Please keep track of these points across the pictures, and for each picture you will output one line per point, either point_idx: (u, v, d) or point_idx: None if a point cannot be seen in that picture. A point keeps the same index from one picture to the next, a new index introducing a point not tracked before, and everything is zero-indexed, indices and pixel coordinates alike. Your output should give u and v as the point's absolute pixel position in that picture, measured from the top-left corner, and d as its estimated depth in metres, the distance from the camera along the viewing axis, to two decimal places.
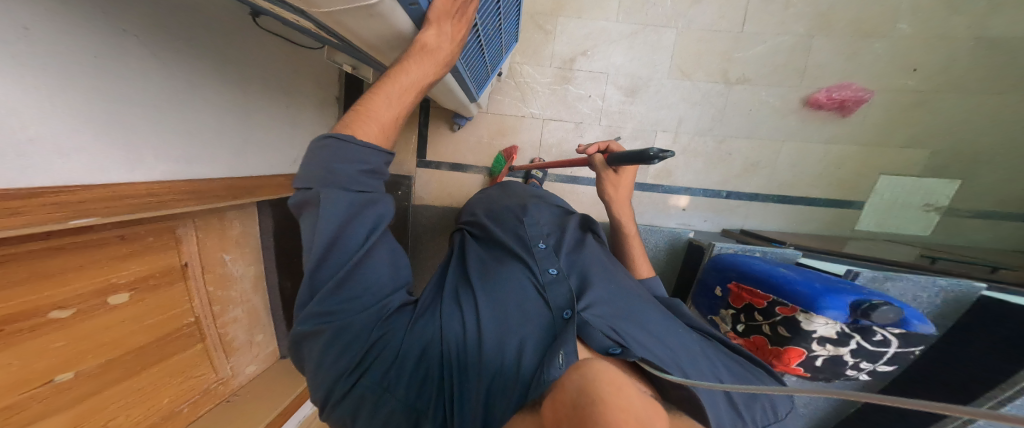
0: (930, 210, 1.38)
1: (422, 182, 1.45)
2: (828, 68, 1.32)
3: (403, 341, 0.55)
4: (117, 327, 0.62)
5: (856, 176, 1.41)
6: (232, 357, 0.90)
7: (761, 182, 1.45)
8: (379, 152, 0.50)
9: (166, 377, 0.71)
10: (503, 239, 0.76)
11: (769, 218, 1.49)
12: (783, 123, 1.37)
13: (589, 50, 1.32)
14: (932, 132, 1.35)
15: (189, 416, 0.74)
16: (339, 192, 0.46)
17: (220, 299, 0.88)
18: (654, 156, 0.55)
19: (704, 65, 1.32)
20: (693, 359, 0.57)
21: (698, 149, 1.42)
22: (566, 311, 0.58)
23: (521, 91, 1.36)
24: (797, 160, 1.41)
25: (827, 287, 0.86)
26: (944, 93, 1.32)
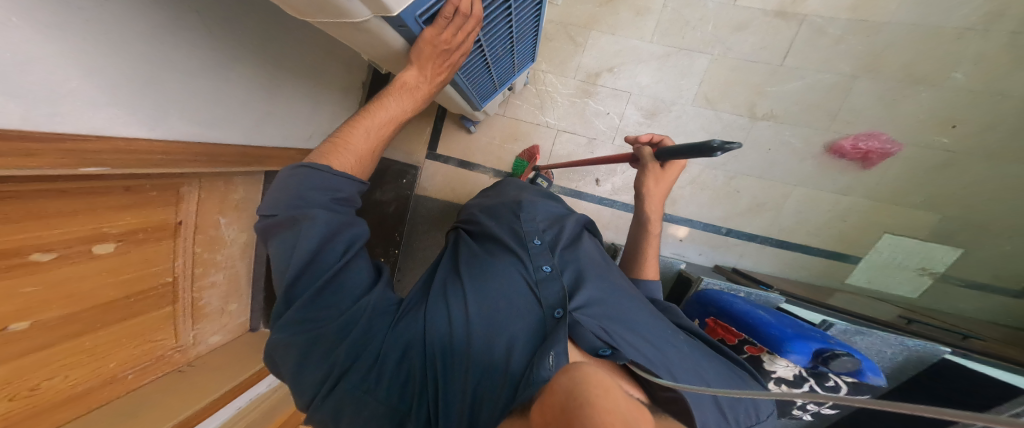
0: (924, 273, 1.40)
1: (428, 173, 1.41)
2: (861, 114, 1.29)
3: (384, 342, 0.51)
4: (89, 277, 0.56)
5: (859, 231, 1.40)
6: (198, 324, 0.84)
7: (765, 223, 1.44)
8: (354, 181, 0.51)
9: (124, 339, 0.64)
10: (495, 231, 0.71)
11: (763, 260, 1.48)
12: (795, 168, 1.35)
13: (616, 67, 1.31)
14: (954, 194, 1.32)
15: (131, 384, 0.64)
16: (320, 212, 0.45)
17: (204, 262, 0.85)
18: (715, 149, 0.47)
19: (732, 96, 1.30)
20: (687, 362, 0.52)
21: (707, 182, 1.41)
22: (557, 309, 0.53)
23: (541, 99, 1.36)
24: (806, 206, 1.40)
25: (796, 332, 0.84)
26: (973, 158, 1.29)
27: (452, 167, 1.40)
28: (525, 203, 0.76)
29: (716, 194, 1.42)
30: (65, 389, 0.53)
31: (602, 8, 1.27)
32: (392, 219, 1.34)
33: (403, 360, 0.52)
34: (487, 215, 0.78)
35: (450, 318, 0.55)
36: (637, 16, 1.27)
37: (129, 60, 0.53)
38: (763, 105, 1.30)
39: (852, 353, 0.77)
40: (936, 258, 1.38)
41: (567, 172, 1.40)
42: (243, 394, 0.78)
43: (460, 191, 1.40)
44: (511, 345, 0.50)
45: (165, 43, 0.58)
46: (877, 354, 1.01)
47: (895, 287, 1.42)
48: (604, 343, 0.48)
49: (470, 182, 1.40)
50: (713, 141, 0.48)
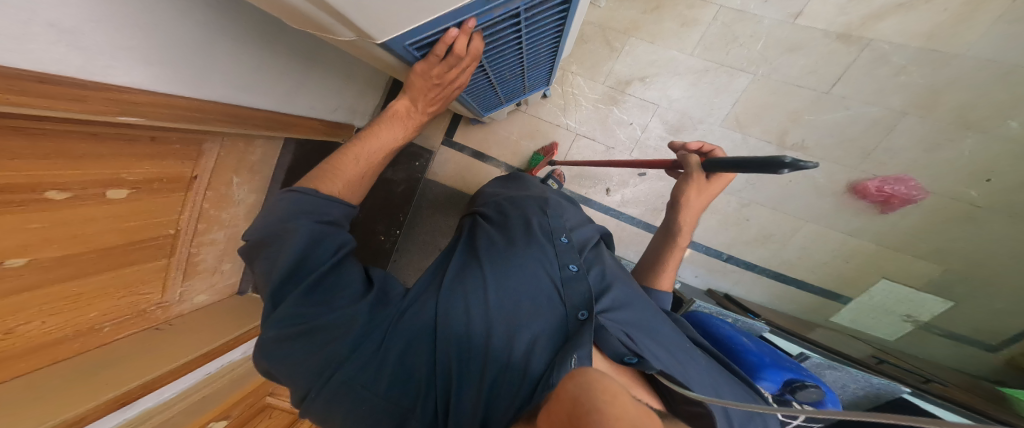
0: (908, 321, 1.42)
1: (440, 159, 1.40)
2: (897, 157, 1.25)
3: (386, 336, 0.50)
4: (100, 220, 0.54)
5: (858, 274, 1.40)
6: (187, 281, 0.81)
7: (767, 254, 1.44)
8: (340, 204, 0.53)
9: (113, 287, 0.60)
10: (517, 225, 0.69)
11: (755, 290, 1.49)
12: (807, 207, 1.36)
13: (648, 77, 1.30)
14: (971, 250, 1.30)
15: (107, 337, 0.60)
16: (303, 223, 0.46)
17: (209, 218, 0.84)
18: (788, 164, 0.44)
19: (764, 121, 1.28)
20: (707, 375, 0.52)
21: (719, 206, 1.40)
22: (581, 311, 0.52)
23: (565, 100, 1.35)
24: (811, 243, 1.40)
25: (773, 361, 0.77)
26: (996, 216, 1.26)
27: (466, 156, 1.39)
28: (552, 203, 0.76)
29: (724, 219, 1.41)
30: (40, 337, 0.47)
31: (646, 14, 1.24)
32: (399, 199, 1.31)
33: (412, 353, 0.51)
34: (508, 207, 0.76)
35: (467, 311, 0.54)
36: (682, 26, 1.23)
37: (188, 28, 0.53)
38: (794, 135, 1.29)
39: (821, 385, 0.71)
40: (924, 307, 1.39)
41: (579, 177, 1.39)
42: (214, 361, 0.76)
43: (471, 181, 1.39)
44: (534, 344, 0.49)
45: (223, 8, 0.57)
46: (841, 387, 1.07)
47: (876, 329, 1.46)
48: (632, 351, 0.46)
49: (481, 175, 1.41)
50: (783, 156, 0.44)
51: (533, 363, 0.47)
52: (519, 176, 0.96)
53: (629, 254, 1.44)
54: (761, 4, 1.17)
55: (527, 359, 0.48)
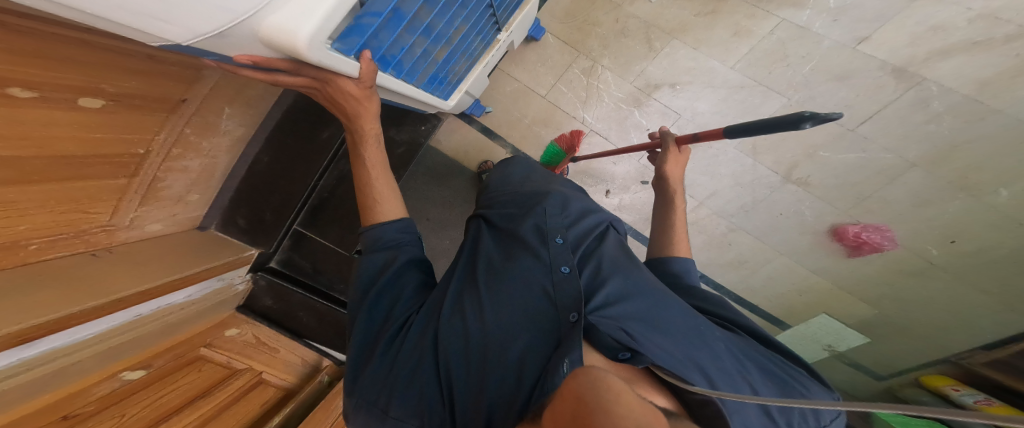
0: (827, 350, 1.57)
1: (448, 128, 1.40)
2: (884, 208, 1.38)
3: (404, 354, 0.59)
4: (63, 124, 0.45)
5: (807, 308, 1.55)
6: (143, 207, 0.72)
7: (736, 278, 1.55)
8: (381, 228, 0.70)
9: (55, 203, 0.50)
10: (513, 226, 0.69)
11: None
12: (785, 240, 1.46)
13: (680, 85, 1.32)
14: (927, 306, 1.40)
15: (37, 256, 0.52)
16: (373, 257, 0.68)
17: (187, 144, 0.75)
18: (815, 117, 0.57)
19: (779, 151, 1.38)
20: (722, 363, 0.51)
21: (706, 226, 1.49)
22: (573, 314, 0.51)
23: (588, 93, 1.35)
24: (779, 274, 1.52)
25: None
26: (954, 276, 1.37)
27: (471, 129, 1.40)
28: (552, 195, 0.73)
29: (709, 240, 1.50)
30: None
31: (698, 18, 1.29)
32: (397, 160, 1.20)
33: (422, 365, 0.58)
34: (512, 204, 0.77)
35: (466, 322, 0.58)
36: (733, 36, 1.29)
37: None
38: (802, 169, 1.39)
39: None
40: (843, 338, 1.52)
41: (583, 174, 1.40)
42: (148, 303, 0.69)
43: (473, 157, 1.40)
44: (526, 349, 0.50)
45: None
46: None
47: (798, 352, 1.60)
48: (624, 346, 0.46)
49: (485, 152, 1.40)
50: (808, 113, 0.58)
51: (527, 365, 0.48)
52: (529, 163, 0.91)
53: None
54: (827, 23, 1.26)
55: (520, 364, 0.49)
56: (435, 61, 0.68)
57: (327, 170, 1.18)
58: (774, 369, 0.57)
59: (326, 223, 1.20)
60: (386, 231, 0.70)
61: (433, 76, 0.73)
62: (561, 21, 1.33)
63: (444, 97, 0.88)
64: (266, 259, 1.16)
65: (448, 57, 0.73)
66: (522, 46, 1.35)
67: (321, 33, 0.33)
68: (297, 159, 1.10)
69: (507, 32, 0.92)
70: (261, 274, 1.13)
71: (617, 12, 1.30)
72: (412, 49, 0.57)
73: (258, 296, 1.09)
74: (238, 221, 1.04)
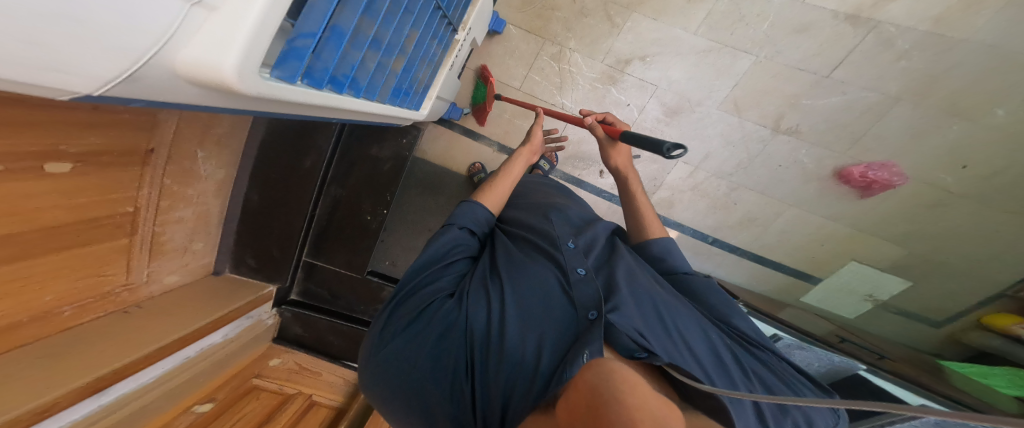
0: (868, 300, 1.51)
1: (429, 136, 1.42)
2: (883, 144, 1.31)
3: (428, 323, 0.58)
4: (37, 194, 0.47)
5: (832, 257, 1.49)
6: (153, 262, 0.77)
7: (748, 238, 1.51)
8: (484, 209, 0.74)
9: (65, 269, 0.55)
10: (535, 230, 0.73)
11: (738, 272, 1.56)
12: (793, 191, 1.41)
13: (649, 57, 1.28)
14: (942, 236, 1.39)
15: (67, 323, 0.57)
16: (457, 229, 0.69)
17: (172, 195, 0.77)
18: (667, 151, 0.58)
19: (762, 106, 1.31)
20: (721, 372, 0.54)
21: (708, 190, 1.44)
22: (591, 312, 0.54)
23: (561, 78, 1.33)
24: (791, 227, 1.47)
25: None
26: (967, 202, 1.34)
27: (456, 134, 1.42)
28: (563, 207, 0.79)
29: (713, 203, 1.46)
30: None
31: None
32: (384, 178, 1.22)
33: (445, 338, 0.57)
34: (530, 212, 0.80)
35: (489, 308, 0.58)
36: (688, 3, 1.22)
37: None
38: (790, 118, 1.31)
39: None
40: (882, 286, 1.48)
41: (573, 158, 1.39)
42: (194, 345, 0.76)
43: (458, 161, 1.43)
44: (541, 344, 0.51)
45: None
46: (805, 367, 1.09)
47: (838, 307, 1.54)
48: (641, 346, 0.49)
49: (470, 154, 1.42)
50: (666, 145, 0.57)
51: (545, 357, 0.49)
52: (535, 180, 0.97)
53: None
54: None
55: (536, 358, 0.50)
56: (393, 73, 0.64)
57: (320, 197, 1.19)
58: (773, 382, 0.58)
59: (333, 249, 1.22)
60: (484, 211, 0.74)
61: (396, 88, 0.69)
62: (519, 10, 1.29)
63: (414, 106, 0.85)
64: (286, 292, 1.22)
65: (405, 66, 0.69)
66: (487, 44, 1.33)
67: (252, 63, 0.27)
68: (287, 191, 1.11)
69: (463, 32, 0.91)
70: (285, 307, 1.19)
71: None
72: (363, 65, 0.52)
73: (287, 325, 1.19)
74: (249, 261, 1.10)
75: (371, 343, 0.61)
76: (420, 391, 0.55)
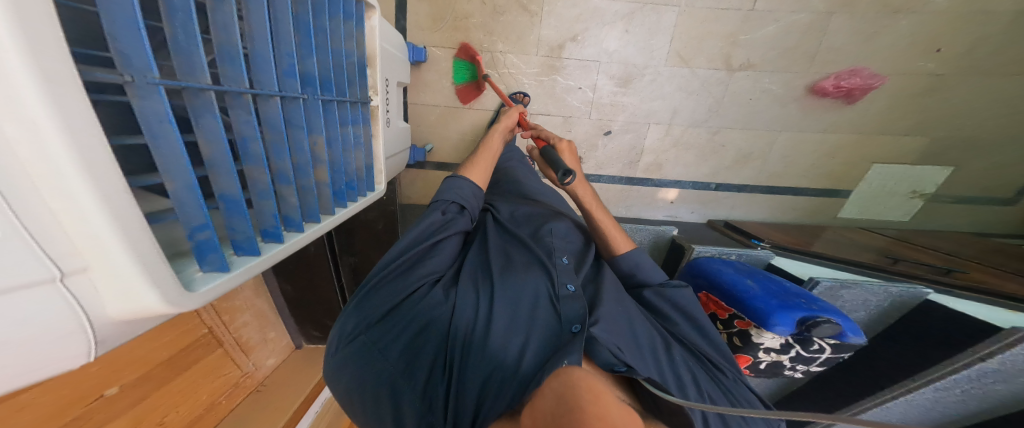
0: (915, 197, 1.46)
1: (407, 179, 1.45)
2: (842, 51, 1.24)
3: (413, 308, 0.58)
4: (133, 349, 0.60)
5: (848, 166, 1.43)
6: (251, 354, 0.89)
7: (752, 173, 1.45)
8: (473, 189, 0.74)
9: (197, 380, 0.71)
10: (521, 237, 0.75)
11: (754, 208, 1.52)
12: (779, 116, 1.34)
13: (580, 35, 1.22)
14: (937, 118, 1.34)
15: (226, 408, 0.77)
16: (436, 213, 0.68)
17: (228, 308, 0.83)
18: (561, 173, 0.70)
19: (705, 50, 1.24)
20: (682, 383, 0.57)
21: (691, 141, 1.39)
22: (575, 325, 0.56)
23: (506, 83, 1.29)
24: (790, 152, 1.40)
25: (782, 303, 0.81)
26: (955, 77, 1.27)
27: (428, 171, 1.43)
28: (552, 223, 0.81)
29: (700, 152, 1.41)
30: None
31: None
32: (386, 234, 1.26)
33: (427, 325, 0.58)
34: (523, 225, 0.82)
35: (474, 304, 0.60)
36: None
37: None
38: (739, 54, 1.24)
39: (832, 317, 0.76)
40: (926, 179, 1.43)
41: None
42: (316, 401, 0.94)
43: None
44: (525, 348, 0.54)
45: None
46: (861, 305, 0.96)
47: (886, 213, 1.52)
48: (620, 360, 0.51)
49: None
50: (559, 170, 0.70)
51: (528, 357, 0.52)
52: (523, 200, 0.94)
53: (620, 210, 1.52)
54: None
55: (517, 359, 0.52)
56: (323, 185, 0.63)
57: (339, 269, 1.21)
58: (723, 395, 0.61)
59: None
60: (468, 184, 0.74)
61: (337, 190, 0.69)
62: (432, 30, 1.21)
63: (368, 189, 0.85)
64: None
65: (333, 167, 0.68)
66: (416, 77, 1.29)
67: (172, 291, 0.34)
68: (309, 276, 1.09)
69: (379, 95, 0.83)
70: None
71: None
72: (283, 198, 0.54)
73: None
74: (313, 332, 1.14)
75: (342, 331, 0.58)
76: (381, 383, 0.53)
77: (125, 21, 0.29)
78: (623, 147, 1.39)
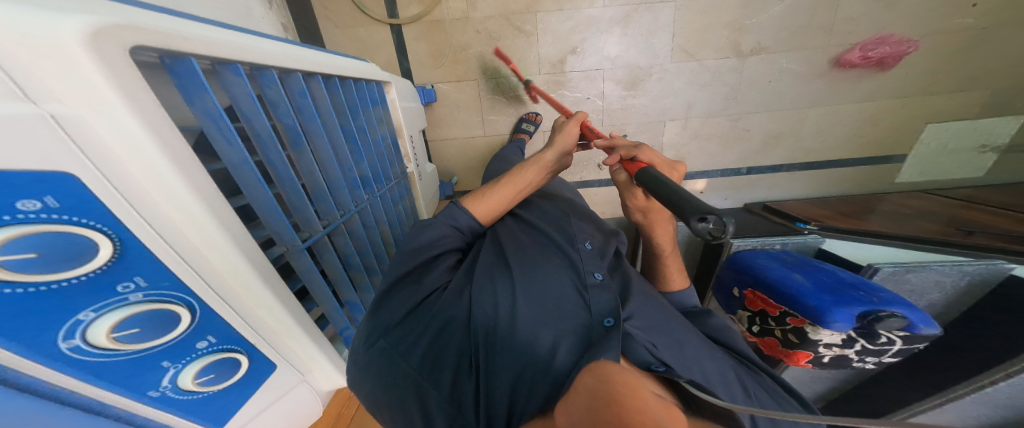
0: (986, 151, 1.29)
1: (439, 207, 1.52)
2: (863, 20, 1.15)
3: (435, 310, 0.56)
4: None
5: (894, 130, 1.32)
6: None
7: (785, 153, 1.37)
8: (465, 215, 0.70)
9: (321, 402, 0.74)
10: (540, 233, 0.72)
11: (796, 186, 1.43)
12: (805, 90, 1.26)
13: (579, 46, 1.23)
14: (993, 68, 1.20)
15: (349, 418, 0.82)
16: (440, 227, 0.66)
17: None
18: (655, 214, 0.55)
19: (710, 41, 1.20)
20: (727, 383, 0.51)
21: (712, 131, 1.34)
22: (607, 319, 0.53)
23: (514, 105, 1.33)
24: (823, 126, 1.32)
25: (838, 297, 0.73)
26: (1008, 22, 1.13)
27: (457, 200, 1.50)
28: (564, 219, 0.77)
29: (724, 139, 1.35)
30: None
31: None
32: None
33: (450, 326, 0.55)
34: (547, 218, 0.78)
35: (496, 302, 0.57)
36: None
37: None
38: (748, 38, 1.19)
39: (900, 310, 0.69)
40: (994, 131, 1.26)
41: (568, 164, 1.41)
42: None
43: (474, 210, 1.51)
44: (558, 341, 0.51)
45: None
46: (934, 285, 0.86)
47: (951, 172, 1.37)
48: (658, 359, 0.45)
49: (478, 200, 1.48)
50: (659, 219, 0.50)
51: (565, 354, 0.49)
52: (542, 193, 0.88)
53: None
54: None
55: (550, 355, 0.49)
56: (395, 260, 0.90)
57: None
58: (768, 394, 0.54)
59: None
60: (464, 218, 0.69)
61: None
62: (434, 67, 1.28)
63: None
64: None
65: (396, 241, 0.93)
66: (429, 115, 1.36)
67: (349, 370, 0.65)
68: None
69: (412, 163, 1.01)
70: None
71: (469, 24, 1.21)
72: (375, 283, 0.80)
73: None
74: None
75: (359, 340, 0.54)
76: (400, 391, 0.48)
77: (263, 198, 0.48)
78: None
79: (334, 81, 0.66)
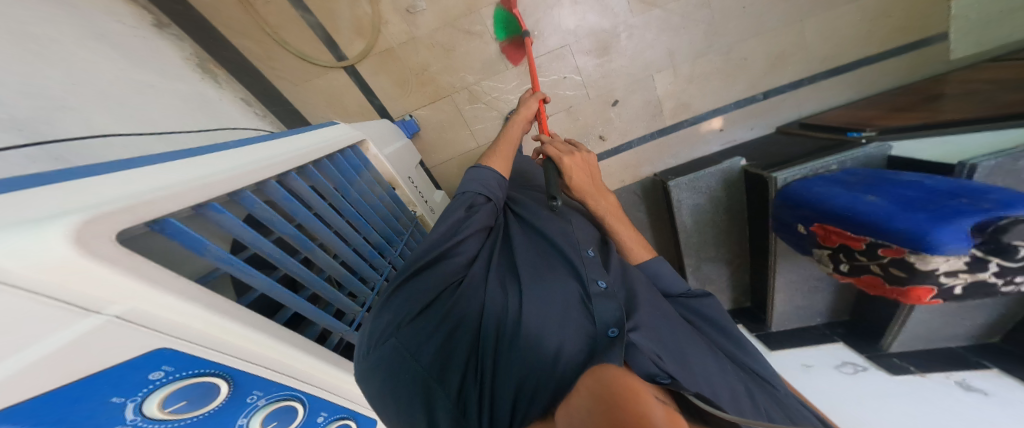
0: None
1: None
2: None
3: (444, 308, 0.56)
4: None
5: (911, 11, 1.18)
6: None
7: (796, 71, 1.26)
8: (490, 172, 0.73)
9: None
10: (546, 228, 0.71)
11: (826, 97, 1.30)
12: (787, 4, 1.17)
13: (535, 30, 1.21)
14: None
15: None
16: (459, 196, 0.68)
17: None
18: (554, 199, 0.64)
19: None
20: (734, 397, 0.49)
21: (705, 71, 1.26)
22: (612, 329, 0.52)
23: (495, 107, 1.32)
24: (826, 30, 1.21)
25: (932, 214, 0.62)
26: None
27: None
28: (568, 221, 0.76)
29: (722, 76, 1.26)
30: None
31: None
32: None
33: (457, 326, 0.55)
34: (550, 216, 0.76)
35: (503, 304, 0.57)
36: None
37: None
38: None
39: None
40: None
41: None
42: None
43: None
44: (563, 344, 0.51)
45: None
46: None
47: None
48: (664, 370, 0.43)
49: None
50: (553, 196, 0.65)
51: (570, 354, 0.50)
52: (539, 197, 0.89)
53: (670, 161, 1.39)
54: None
55: (556, 356, 0.49)
56: None
57: None
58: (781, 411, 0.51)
59: None
60: (486, 167, 0.73)
61: None
62: (404, 96, 1.31)
63: None
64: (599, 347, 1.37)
65: None
66: (420, 142, 1.39)
67: None
68: None
69: (418, 207, 1.02)
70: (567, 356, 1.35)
71: (418, 43, 1.23)
72: None
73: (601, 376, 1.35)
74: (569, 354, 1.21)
75: (372, 331, 0.54)
76: (406, 392, 0.49)
77: (300, 303, 0.55)
78: (638, 108, 1.30)
79: (322, 163, 0.69)
